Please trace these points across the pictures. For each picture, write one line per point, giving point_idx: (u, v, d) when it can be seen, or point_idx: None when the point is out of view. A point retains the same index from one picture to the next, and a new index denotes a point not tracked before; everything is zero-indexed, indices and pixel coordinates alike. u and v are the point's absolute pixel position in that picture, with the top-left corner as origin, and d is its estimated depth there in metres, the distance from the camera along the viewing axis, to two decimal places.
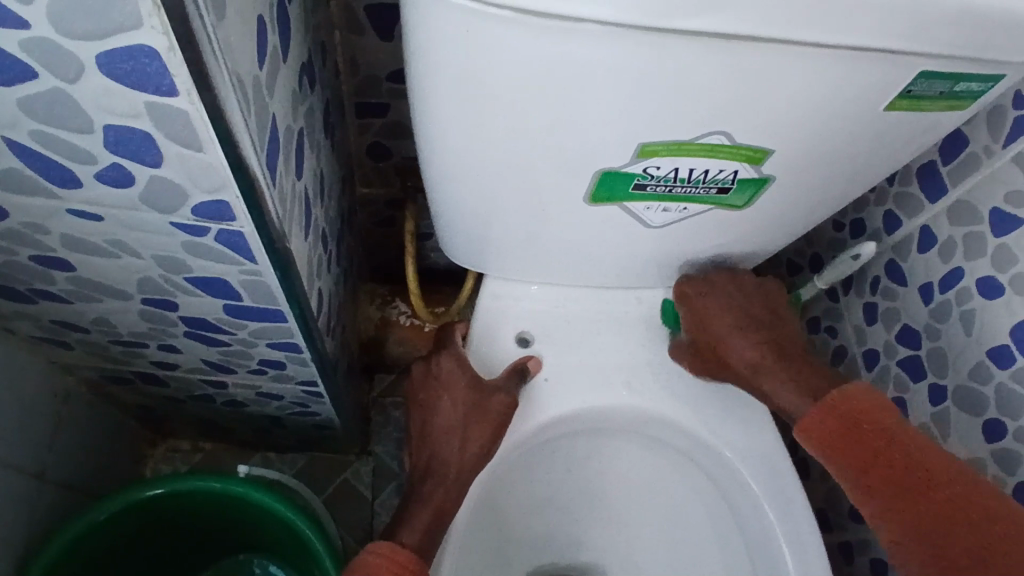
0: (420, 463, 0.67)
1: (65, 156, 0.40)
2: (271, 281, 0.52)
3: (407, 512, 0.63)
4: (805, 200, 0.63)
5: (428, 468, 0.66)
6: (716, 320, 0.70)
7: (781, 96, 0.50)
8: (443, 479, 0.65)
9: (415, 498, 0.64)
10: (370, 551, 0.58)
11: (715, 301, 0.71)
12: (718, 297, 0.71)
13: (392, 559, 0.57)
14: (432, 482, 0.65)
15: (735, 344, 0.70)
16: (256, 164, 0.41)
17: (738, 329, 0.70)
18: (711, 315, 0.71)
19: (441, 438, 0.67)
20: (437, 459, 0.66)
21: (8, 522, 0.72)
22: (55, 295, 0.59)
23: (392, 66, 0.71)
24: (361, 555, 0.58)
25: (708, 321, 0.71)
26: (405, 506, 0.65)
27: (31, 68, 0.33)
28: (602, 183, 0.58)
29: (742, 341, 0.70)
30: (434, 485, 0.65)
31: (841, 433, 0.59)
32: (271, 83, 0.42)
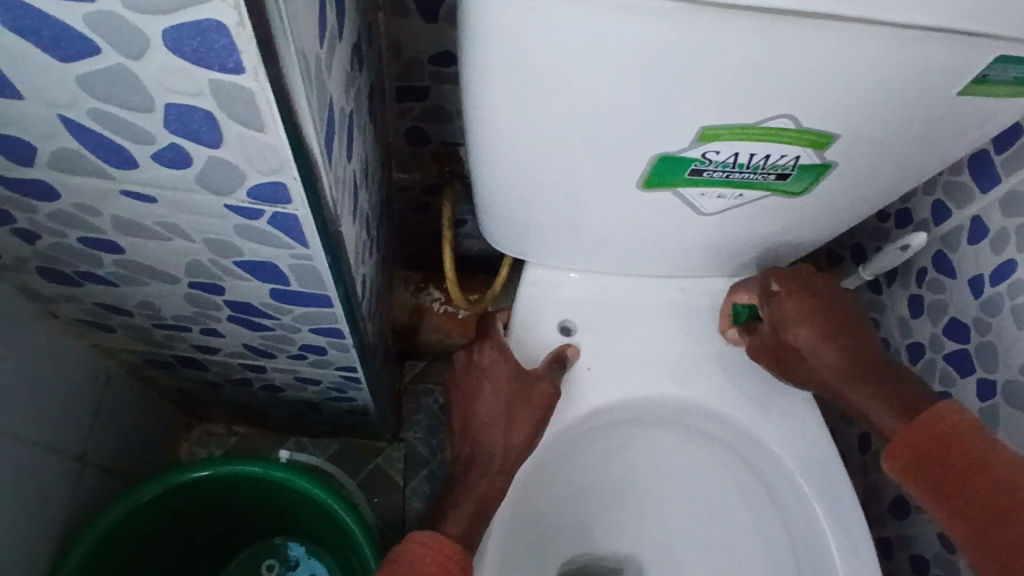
0: (464, 453, 0.67)
1: (123, 137, 0.39)
2: (321, 265, 0.52)
3: (453, 503, 0.64)
4: (860, 188, 0.61)
5: (473, 459, 0.66)
6: (799, 322, 0.67)
7: (848, 78, 0.48)
8: (488, 469, 0.65)
9: (460, 489, 0.65)
10: (414, 541, 0.57)
11: (800, 300, 0.68)
12: (804, 297, 0.68)
13: (437, 549, 0.57)
14: (477, 473, 0.65)
15: (817, 346, 0.67)
16: (314, 145, 0.40)
17: (820, 332, 0.67)
18: (794, 315, 0.67)
19: (484, 428, 0.67)
20: (482, 450, 0.66)
21: (51, 503, 0.73)
22: (101, 277, 0.59)
23: (435, 47, 0.70)
24: (404, 545, 0.57)
25: (789, 323, 0.68)
26: (449, 497, 0.65)
27: (94, 44, 0.33)
28: (656, 169, 0.57)
29: (822, 345, 0.67)
30: (478, 475, 0.65)
31: (913, 452, 0.60)
32: (328, 62, 0.41)
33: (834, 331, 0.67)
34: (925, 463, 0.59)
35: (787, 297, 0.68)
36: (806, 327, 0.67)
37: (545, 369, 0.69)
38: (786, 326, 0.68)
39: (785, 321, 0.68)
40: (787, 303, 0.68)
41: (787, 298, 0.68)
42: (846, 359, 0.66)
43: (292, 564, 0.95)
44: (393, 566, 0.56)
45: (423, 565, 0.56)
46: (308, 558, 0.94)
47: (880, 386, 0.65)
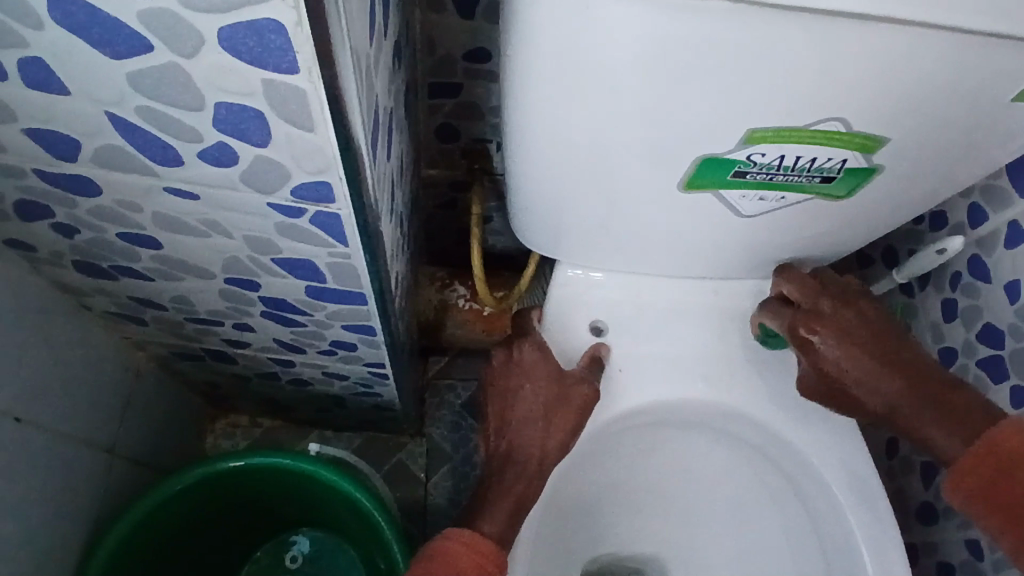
0: (499, 452, 0.67)
1: (170, 134, 0.39)
2: (359, 264, 0.51)
3: (487, 502, 0.63)
4: (903, 193, 0.60)
5: (509, 458, 0.66)
6: (840, 360, 0.65)
7: (900, 80, 0.47)
8: (524, 470, 0.65)
9: (494, 489, 0.64)
10: (450, 539, 0.57)
11: (834, 337, 0.65)
12: (838, 332, 0.65)
13: (473, 548, 0.57)
14: (512, 473, 0.65)
15: (866, 381, 0.64)
16: (361, 144, 0.40)
17: (865, 365, 0.64)
18: (834, 355, 0.65)
19: (522, 426, 0.67)
20: (518, 449, 0.66)
21: (82, 493, 0.73)
22: (137, 272, 0.59)
23: (470, 43, 0.70)
24: (440, 542, 0.57)
25: (831, 362, 0.65)
26: (482, 496, 0.64)
27: (147, 42, 0.33)
28: (698, 171, 0.56)
29: (870, 379, 0.64)
30: (513, 474, 0.65)
31: (981, 480, 0.55)
32: (376, 60, 0.41)
33: (879, 359, 0.64)
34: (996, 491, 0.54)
35: (821, 337, 0.65)
36: (849, 364, 0.64)
37: (582, 370, 0.69)
38: (829, 366, 0.65)
39: (828, 361, 0.65)
40: (823, 343, 0.65)
41: (822, 338, 0.65)
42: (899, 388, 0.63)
43: (316, 556, 0.95)
44: (428, 563, 0.55)
45: (458, 563, 0.56)
46: (332, 551, 0.95)
47: (944, 406, 0.61)
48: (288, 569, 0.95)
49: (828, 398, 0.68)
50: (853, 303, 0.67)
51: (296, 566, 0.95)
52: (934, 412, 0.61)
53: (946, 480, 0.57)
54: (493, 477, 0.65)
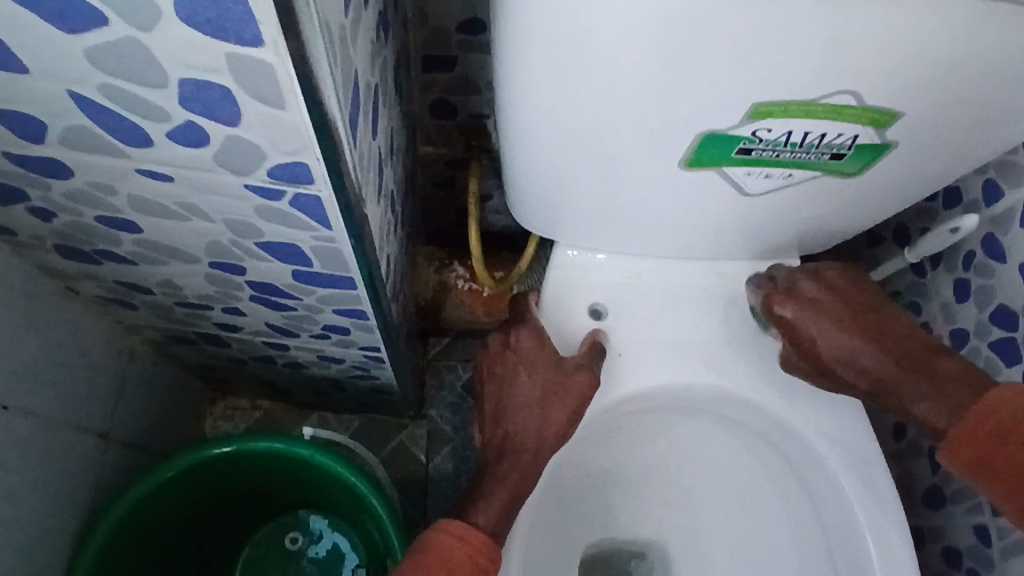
0: (496, 440, 0.65)
1: (137, 113, 0.37)
2: (344, 248, 0.49)
3: (484, 492, 0.62)
4: (915, 170, 0.57)
5: (506, 445, 0.64)
6: (817, 329, 0.65)
7: (915, 50, 0.44)
8: (521, 459, 0.63)
9: (491, 479, 0.63)
10: (442, 531, 0.56)
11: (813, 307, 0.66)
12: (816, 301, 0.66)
13: (466, 540, 0.56)
14: (509, 462, 0.63)
15: (846, 350, 0.64)
16: (338, 122, 0.38)
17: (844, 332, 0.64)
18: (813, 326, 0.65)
19: (520, 414, 0.65)
20: (516, 436, 0.65)
21: (75, 479, 0.73)
22: (120, 256, 0.57)
23: (464, 14, 0.67)
24: (431, 535, 0.56)
25: (808, 332, 0.65)
26: (479, 486, 0.63)
27: (102, 15, 0.30)
28: (701, 148, 0.53)
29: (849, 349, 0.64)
30: (510, 464, 0.63)
31: (973, 444, 0.55)
32: (354, 31, 0.38)
33: (857, 328, 0.65)
34: (987, 454, 0.54)
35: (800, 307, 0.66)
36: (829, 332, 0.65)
37: (581, 357, 0.67)
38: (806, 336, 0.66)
39: (806, 331, 0.66)
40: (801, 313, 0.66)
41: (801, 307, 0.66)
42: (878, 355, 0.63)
43: (316, 537, 0.95)
44: (418, 555, 0.55)
45: (450, 556, 0.54)
46: (331, 532, 0.95)
47: (927, 371, 0.61)
48: (288, 551, 0.95)
49: (810, 373, 0.67)
50: (831, 274, 0.68)
51: (296, 548, 0.95)
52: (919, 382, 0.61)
53: (941, 446, 0.58)
54: (489, 466, 0.64)
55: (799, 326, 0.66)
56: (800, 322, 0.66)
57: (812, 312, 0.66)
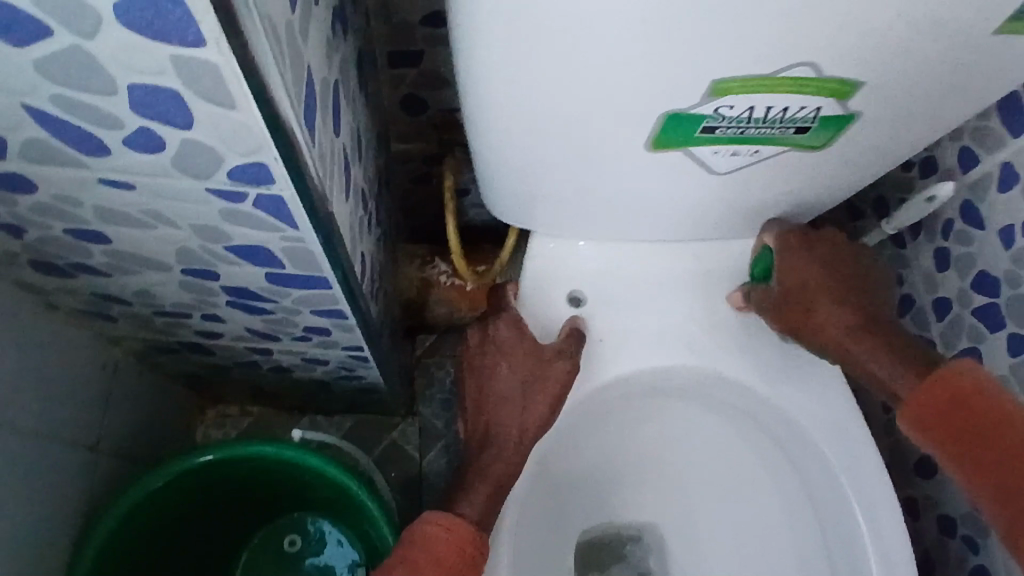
0: (477, 432, 0.66)
1: (89, 122, 0.37)
2: (313, 247, 0.49)
3: (468, 486, 0.62)
4: (882, 140, 0.57)
5: (488, 437, 0.65)
6: (809, 272, 0.66)
7: (871, 20, 0.44)
8: (505, 448, 0.64)
9: (474, 471, 0.63)
10: (428, 522, 0.56)
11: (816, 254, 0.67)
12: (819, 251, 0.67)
13: (452, 530, 0.56)
14: (491, 453, 0.64)
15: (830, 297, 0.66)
16: (293, 120, 0.38)
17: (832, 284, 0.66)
18: (808, 267, 0.66)
19: (500, 405, 0.66)
20: (497, 427, 0.65)
21: (65, 495, 0.72)
22: (93, 268, 0.57)
23: (426, 7, 0.66)
24: (418, 526, 0.56)
25: (800, 270, 0.66)
26: (463, 479, 0.64)
27: (43, 25, 0.30)
28: (665, 129, 0.53)
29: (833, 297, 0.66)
30: (491, 456, 0.64)
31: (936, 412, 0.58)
32: (304, 28, 0.38)
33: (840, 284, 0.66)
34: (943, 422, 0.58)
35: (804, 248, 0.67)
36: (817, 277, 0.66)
37: (562, 343, 0.67)
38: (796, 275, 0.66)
39: (798, 271, 0.66)
40: (804, 253, 0.67)
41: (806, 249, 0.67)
42: (855, 312, 0.65)
43: (313, 538, 0.95)
44: (408, 550, 0.55)
45: (439, 551, 0.55)
46: (328, 532, 0.95)
47: (893, 343, 0.64)
48: (286, 553, 0.95)
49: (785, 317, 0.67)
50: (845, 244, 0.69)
51: (294, 549, 0.95)
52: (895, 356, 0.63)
53: (898, 412, 0.60)
54: (472, 461, 0.65)
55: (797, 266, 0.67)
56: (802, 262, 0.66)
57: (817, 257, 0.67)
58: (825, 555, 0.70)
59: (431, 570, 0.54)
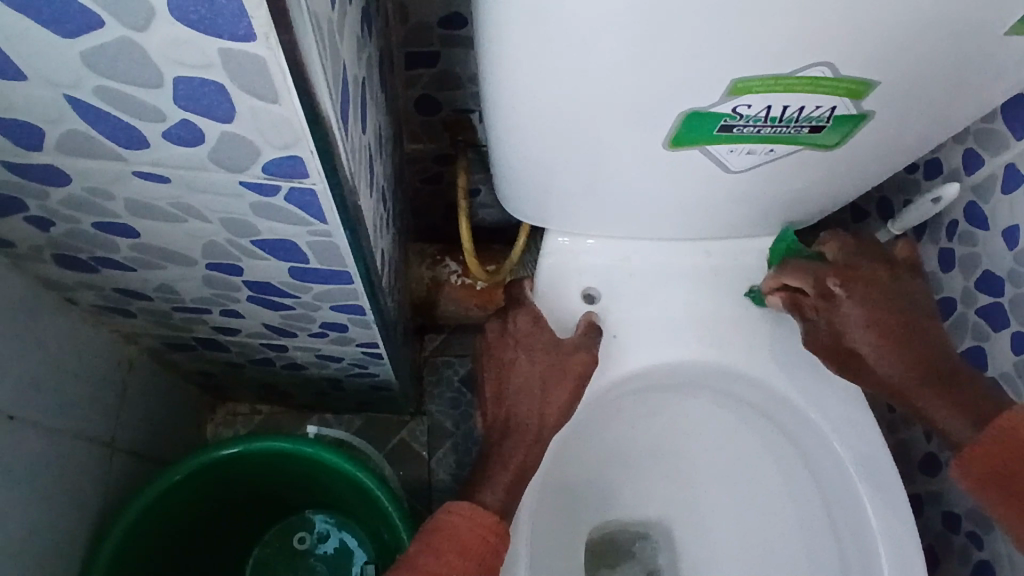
0: (496, 425, 0.67)
1: (132, 115, 0.38)
2: (340, 241, 0.50)
3: (490, 470, 0.64)
4: (894, 140, 0.59)
5: (507, 426, 0.66)
6: (857, 327, 0.65)
7: (888, 22, 0.45)
8: (523, 440, 0.65)
9: (497, 457, 0.65)
10: (451, 512, 0.57)
11: (863, 299, 0.66)
12: (867, 296, 0.66)
13: (475, 520, 0.57)
14: (512, 441, 0.65)
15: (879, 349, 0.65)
16: (330, 113, 0.39)
17: (881, 334, 0.65)
18: (855, 317, 0.66)
19: (518, 396, 0.67)
20: (516, 418, 0.66)
21: (82, 490, 0.73)
22: (117, 263, 0.58)
23: (444, 9, 0.68)
24: (441, 516, 0.57)
25: (848, 325, 0.66)
26: (485, 462, 0.65)
27: (95, 17, 0.31)
28: (683, 127, 0.54)
29: (885, 349, 0.65)
30: (510, 443, 0.65)
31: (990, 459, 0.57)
32: (340, 26, 0.40)
33: (886, 320, 0.65)
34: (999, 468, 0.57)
35: (849, 295, 0.66)
36: (866, 328, 0.65)
37: (579, 337, 0.68)
38: (845, 327, 0.66)
39: (845, 322, 0.66)
40: (848, 301, 0.66)
41: (851, 296, 0.66)
42: (907, 355, 0.64)
43: (324, 536, 0.95)
44: (430, 536, 0.56)
45: (462, 537, 0.56)
46: (338, 530, 0.95)
47: (949, 390, 0.63)
48: (297, 551, 0.95)
49: (835, 358, 0.67)
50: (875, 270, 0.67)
51: (305, 547, 0.95)
52: (952, 400, 0.62)
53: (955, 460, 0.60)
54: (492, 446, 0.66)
55: (840, 310, 0.66)
56: (843, 306, 0.66)
57: (859, 298, 0.66)
58: (835, 549, 0.71)
59: (455, 557, 0.55)
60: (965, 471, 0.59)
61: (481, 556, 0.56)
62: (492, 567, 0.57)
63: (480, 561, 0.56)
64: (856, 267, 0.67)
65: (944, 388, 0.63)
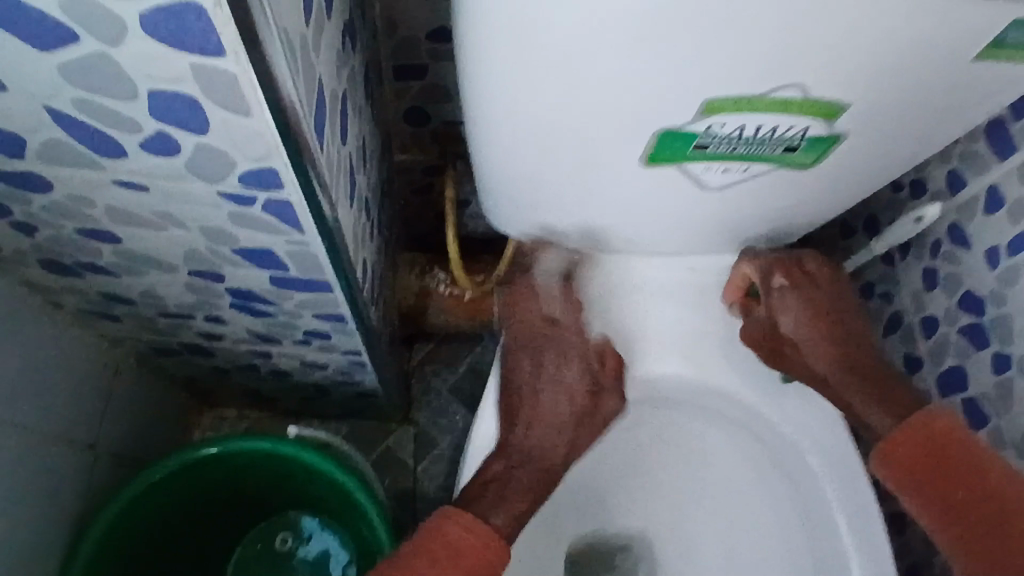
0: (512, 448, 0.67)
1: (110, 126, 0.38)
2: (318, 252, 0.51)
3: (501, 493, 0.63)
4: (869, 161, 0.59)
5: (528, 456, 0.66)
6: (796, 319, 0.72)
7: (858, 48, 0.46)
8: (544, 472, 0.67)
9: (509, 482, 0.64)
10: (449, 518, 0.57)
11: (801, 293, 0.72)
12: (806, 291, 0.73)
13: (471, 529, 0.57)
14: (532, 471, 0.66)
15: (811, 338, 0.72)
16: (302, 127, 0.39)
17: (815, 325, 0.72)
18: (794, 309, 0.72)
19: (546, 429, 0.68)
20: (539, 450, 0.67)
21: (63, 492, 0.73)
22: (101, 268, 0.58)
23: (432, 23, 0.69)
24: (440, 520, 0.57)
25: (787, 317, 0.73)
26: (491, 482, 0.64)
27: (70, 31, 0.32)
28: (658, 144, 0.55)
29: (815, 337, 0.71)
30: (522, 472, 0.65)
31: (912, 452, 0.60)
32: (316, 41, 0.41)
33: (823, 318, 0.72)
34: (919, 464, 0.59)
35: (791, 288, 0.72)
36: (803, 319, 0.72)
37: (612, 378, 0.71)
38: (782, 314, 0.73)
39: (783, 310, 0.73)
40: (789, 293, 0.72)
41: (791, 287, 0.72)
42: (838, 351, 0.71)
43: (307, 538, 0.95)
44: (427, 539, 0.56)
45: (457, 544, 0.56)
46: (322, 533, 0.95)
47: (865, 382, 0.68)
48: (279, 552, 0.95)
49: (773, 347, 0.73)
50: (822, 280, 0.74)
51: (287, 548, 0.95)
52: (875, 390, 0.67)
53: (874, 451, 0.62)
54: (504, 468, 0.65)
55: (781, 304, 0.73)
56: (783, 300, 0.73)
57: (801, 296, 0.72)
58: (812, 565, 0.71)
59: (449, 565, 0.55)
60: (883, 463, 0.61)
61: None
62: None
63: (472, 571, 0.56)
64: (805, 274, 0.73)
65: (867, 380, 0.68)
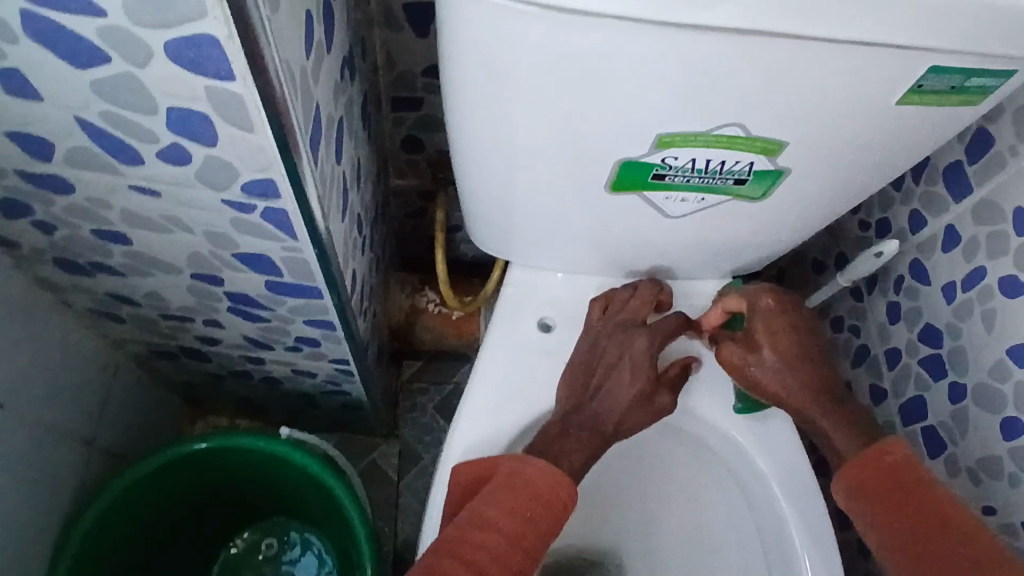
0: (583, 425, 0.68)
1: (131, 136, 0.44)
2: (309, 259, 0.56)
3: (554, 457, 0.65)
4: (820, 197, 0.65)
5: (593, 427, 0.68)
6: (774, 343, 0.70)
7: (796, 93, 0.52)
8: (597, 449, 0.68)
9: (558, 447, 0.66)
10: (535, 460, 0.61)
11: (782, 317, 0.71)
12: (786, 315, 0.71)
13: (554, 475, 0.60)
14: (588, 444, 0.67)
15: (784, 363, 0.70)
16: (299, 145, 0.45)
17: (791, 350, 0.70)
18: (774, 333, 0.70)
19: (609, 404, 0.69)
20: (602, 422, 0.69)
21: (58, 482, 0.77)
22: (111, 268, 0.64)
23: (427, 60, 0.75)
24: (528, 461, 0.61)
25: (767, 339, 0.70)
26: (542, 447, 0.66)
27: (104, 54, 0.37)
28: (620, 173, 0.61)
29: (791, 363, 0.70)
30: (575, 436, 0.67)
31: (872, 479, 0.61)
32: (315, 72, 0.47)
33: (799, 344, 0.70)
34: (877, 490, 0.61)
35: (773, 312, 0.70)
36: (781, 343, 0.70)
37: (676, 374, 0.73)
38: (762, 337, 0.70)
39: (762, 333, 0.70)
40: (771, 315, 0.70)
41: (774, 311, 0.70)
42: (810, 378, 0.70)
43: (290, 542, 0.99)
44: (511, 479, 0.60)
45: (538, 486, 0.59)
46: (306, 539, 0.99)
47: (834, 413, 0.69)
48: (263, 556, 0.98)
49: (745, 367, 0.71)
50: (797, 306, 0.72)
51: (271, 553, 0.98)
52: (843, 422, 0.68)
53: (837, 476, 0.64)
54: (555, 436, 0.67)
55: (762, 326, 0.71)
56: (764, 323, 0.70)
57: (780, 321, 0.70)
58: None
59: (529, 498, 0.58)
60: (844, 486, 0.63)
61: (547, 507, 0.59)
62: (557, 518, 0.59)
63: (547, 509, 0.59)
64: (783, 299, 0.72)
65: (835, 411, 0.69)
